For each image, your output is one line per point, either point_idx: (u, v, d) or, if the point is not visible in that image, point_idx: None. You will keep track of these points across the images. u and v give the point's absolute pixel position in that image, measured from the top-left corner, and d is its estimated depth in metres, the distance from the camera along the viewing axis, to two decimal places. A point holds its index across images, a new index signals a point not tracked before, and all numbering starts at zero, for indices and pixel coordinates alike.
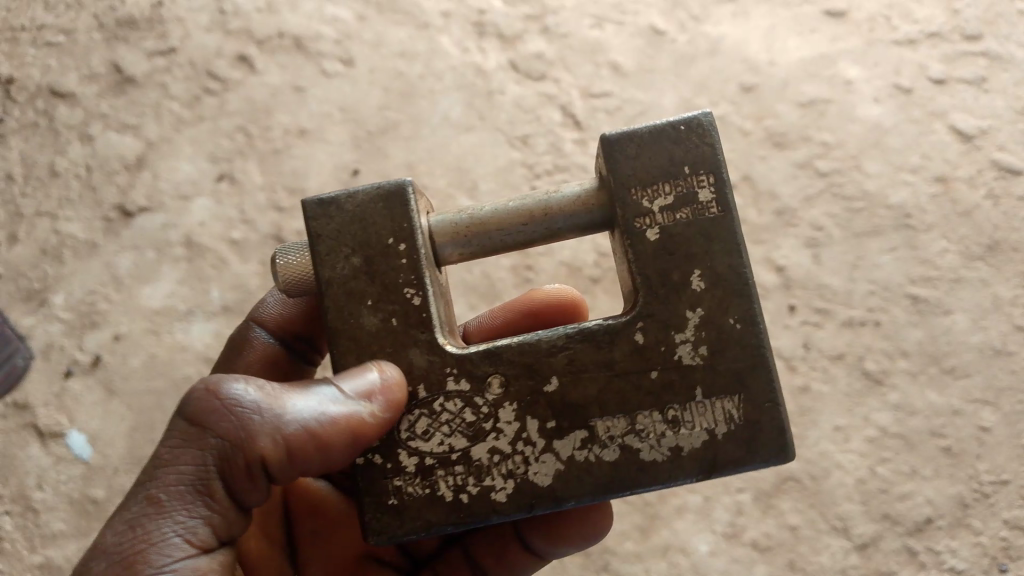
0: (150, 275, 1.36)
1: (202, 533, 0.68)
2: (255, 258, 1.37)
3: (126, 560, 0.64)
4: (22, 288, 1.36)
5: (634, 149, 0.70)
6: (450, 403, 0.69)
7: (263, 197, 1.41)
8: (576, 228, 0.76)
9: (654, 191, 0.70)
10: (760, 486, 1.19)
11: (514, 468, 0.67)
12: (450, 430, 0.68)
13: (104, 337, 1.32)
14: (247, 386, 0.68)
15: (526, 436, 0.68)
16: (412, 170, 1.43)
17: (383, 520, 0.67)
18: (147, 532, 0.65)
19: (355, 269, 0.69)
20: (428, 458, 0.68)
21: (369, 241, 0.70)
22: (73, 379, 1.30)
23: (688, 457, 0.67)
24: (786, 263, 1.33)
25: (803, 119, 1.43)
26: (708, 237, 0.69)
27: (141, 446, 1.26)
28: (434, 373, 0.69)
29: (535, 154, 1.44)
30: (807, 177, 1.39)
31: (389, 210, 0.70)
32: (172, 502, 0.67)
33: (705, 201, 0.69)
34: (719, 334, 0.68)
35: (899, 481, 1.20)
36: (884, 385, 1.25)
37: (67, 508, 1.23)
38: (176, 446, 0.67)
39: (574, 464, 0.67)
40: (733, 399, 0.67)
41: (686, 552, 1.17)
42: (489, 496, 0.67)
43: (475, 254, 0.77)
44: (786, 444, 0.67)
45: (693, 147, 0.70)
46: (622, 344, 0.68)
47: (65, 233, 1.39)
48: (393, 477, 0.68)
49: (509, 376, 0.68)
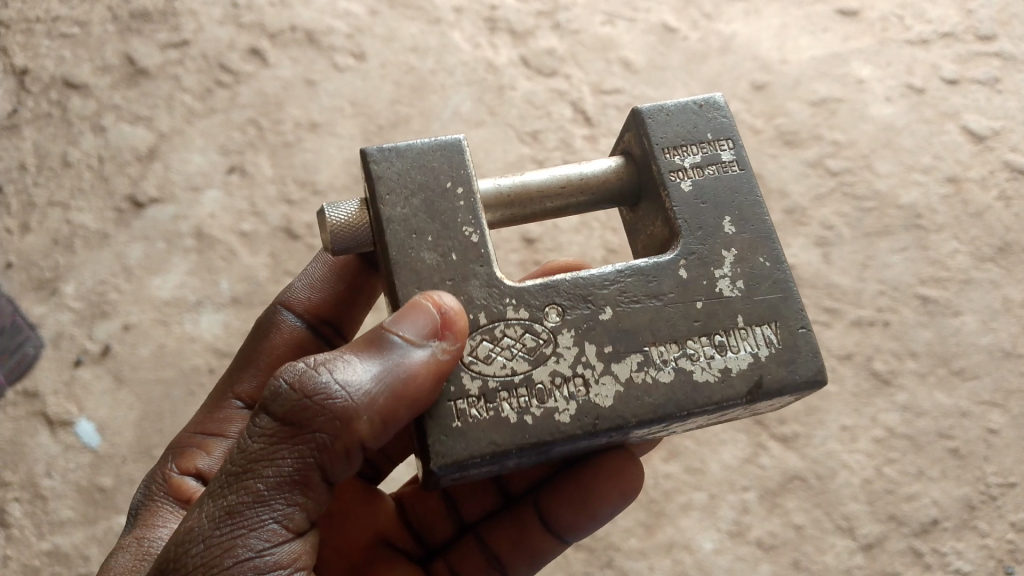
0: (160, 266, 1.37)
1: (297, 516, 0.63)
2: (264, 251, 1.38)
3: (225, 548, 0.59)
4: (33, 277, 1.36)
5: (663, 116, 0.75)
6: (510, 329, 0.67)
7: (274, 189, 1.42)
8: (609, 197, 0.79)
9: (683, 151, 0.74)
10: (765, 485, 1.19)
11: (576, 390, 0.65)
12: (510, 354, 0.66)
13: (114, 326, 1.33)
14: (332, 368, 0.61)
15: (585, 360, 0.66)
16: None
17: (449, 441, 0.64)
18: (247, 521, 0.60)
19: (416, 209, 0.69)
20: (492, 382, 0.66)
21: (428, 183, 0.70)
22: (83, 367, 1.30)
23: (737, 378, 0.67)
24: (795, 262, 1.32)
25: (814, 118, 1.43)
26: (734, 188, 0.72)
27: (148, 436, 1.26)
28: (493, 302, 0.68)
29: (545, 149, 1.43)
30: (817, 176, 1.39)
31: (448, 157, 0.71)
32: (271, 492, 0.61)
33: (728, 161, 0.74)
34: (753, 272, 0.70)
35: (906, 482, 1.19)
36: (892, 386, 1.24)
37: (75, 496, 1.24)
38: (269, 437, 0.61)
39: (633, 386, 0.66)
40: (771, 325, 0.68)
41: (691, 549, 1.16)
42: (553, 417, 0.65)
43: (513, 219, 0.78)
44: (822, 369, 0.68)
45: (714, 117, 0.75)
46: (669, 277, 0.69)
47: (77, 223, 1.40)
48: (455, 398, 0.65)
49: (565, 305, 0.68)
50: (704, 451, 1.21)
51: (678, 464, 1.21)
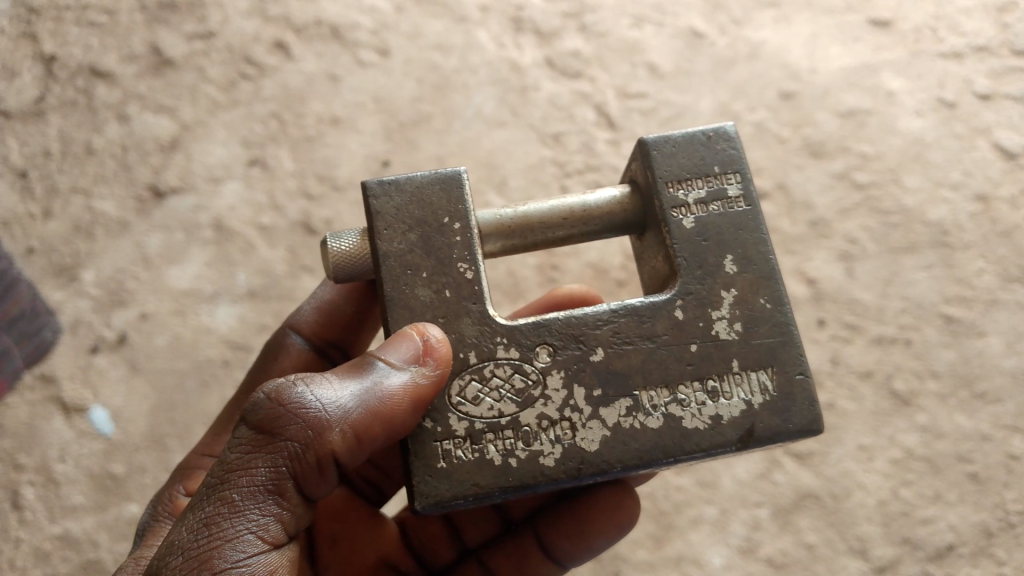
0: (178, 257, 1.37)
1: (273, 529, 0.64)
2: (282, 246, 1.38)
3: (202, 557, 0.60)
4: (54, 262, 1.37)
5: (670, 148, 0.73)
6: (500, 369, 0.68)
7: (293, 183, 1.42)
8: (612, 227, 0.79)
9: (688, 185, 0.73)
10: (778, 502, 1.18)
11: (562, 434, 0.67)
12: (499, 395, 0.67)
13: (131, 315, 1.33)
14: (309, 384, 0.65)
15: (573, 403, 0.67)
16: (442, 163, 1.41)
17: (434, 483, 0.66)
18: (222, 530, 0.61)
19: (412, 245, 0.70)
20: (479, 423, 0.67)
21: (426, 219, 0.71)
22: (99, 354, 1.31)
23: (728, 425, 0.67)
24: (817, 275, 1.30)
25: (842, 129, 1.41)
26: (738, 227, 0.71)
27: (161, 426, 1.27)
28: (484, 341, 0.69)
29: (566, 153, 1.42)
30: (843, 189, 1.36)
31: (447, 192, 0.71)
32: (246, 502, 0.63)
33: (734, 196, 0.72)
34: (752, 314, 0.69)
35: (922, 505, 1.17)
36: (912, 406, 1.22)
37: (87, 482, 1.24)
38: (244, 450, 0.63)
39: (620, 431, 0.67)
40: (767, 371, 0.68)
41: (699, 564, 1.15)
42: (538, 461, 0.66)
43: (516, 247, 0.78)
44: (818, 417, 0.68)
45: (721, 150, 0.74)
46: (663, 319, 0.69)
47: (98, 211, 1.41)
48: (441, 439, 0.67)
49: (557, 346, 0.68)
50: (717, 464, 1.19)
51: (690, 477, 1.19)
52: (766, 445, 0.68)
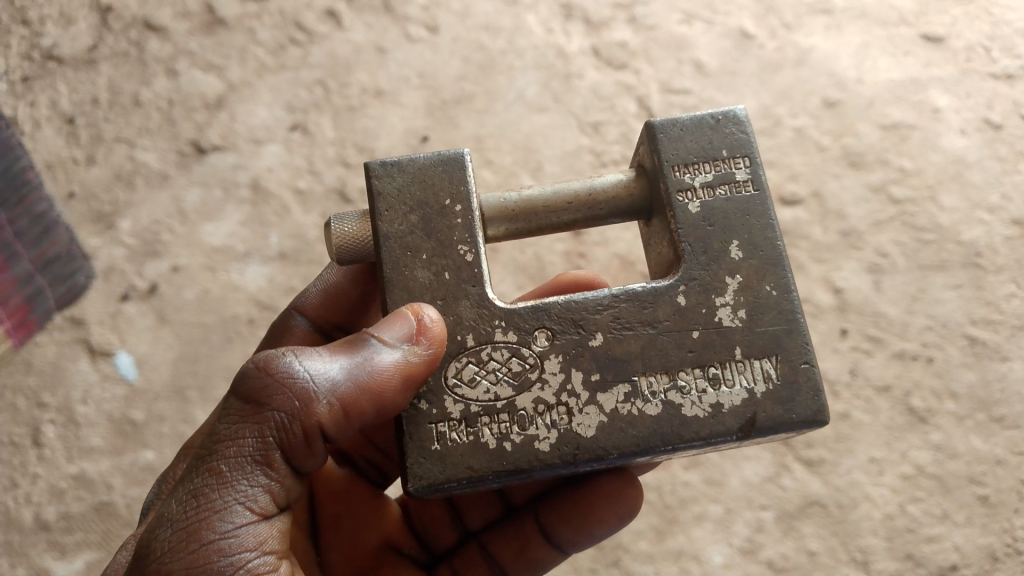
0: (214, 213, 1.40)
1: (262, 500, 0.66)
2: (317, 211, 1.39)
3: (191, 529, 0.63)
4: (93, 209, 1.40)
5: (677, 131, 0.75)
6: (497, 353, 0.70)
7: (333, 151, 1.43)
8: (615, 213, 0.80)
9: (695, 169, 0.74)
10: (783, 506, 1.18)
11: (557, 418, 0.68)
12: (495, 378, 0.69)
13: (163, 266, 1.36)
14: (298, 358, 0.67)
15: (570, 388, 0.69)
16: (479, 144, 1.43)
17: (427, 464, 0.68)
18: (210, 502, 0.64)
19: (413, 226, 0.72)
20: (474, 406, 0.69)
21: (428, 200, 0.73)
22: (129, 302, 1.34)
23: (728, 414, 0.68)
24: (844, 285, 1.30)
25: (883, 141, 1.40)
26: (745, 213, 0.73)
27: (183, 377, 1.29)
28: (482, 324, 0.71)
29: (604, 142, 1.42)
30: (879, 202, 1.35)
31: (449, 174, 0.74)
32: (233, 472, 0.65)
33: (742, 180, 0.73)
34: (757, 300, 0.70)
35: (928, 523, 1.17)
36: (927, 424, 1.22)
37: (108, 426, 1.27)
38: (233, 420, 0.66)
39: (617, 417, 0.68)
40: (771, 359, 0.69)
41: (700, 561, 1.16)
42: (533, 445, 0.68)
43: (522, 231, 0.80)
44: (823, 407, 0.68)
45: (729, 133, 0.75)
46: (665, 306, 0.70)
47: (140, 162, 1.44)
48: (436, 421, 0.69)
49: (555, 330, 0.70)
50: (726, 464, 1.20)
51: (698, 474, 1.20)
52: (769, 435, 0.68)
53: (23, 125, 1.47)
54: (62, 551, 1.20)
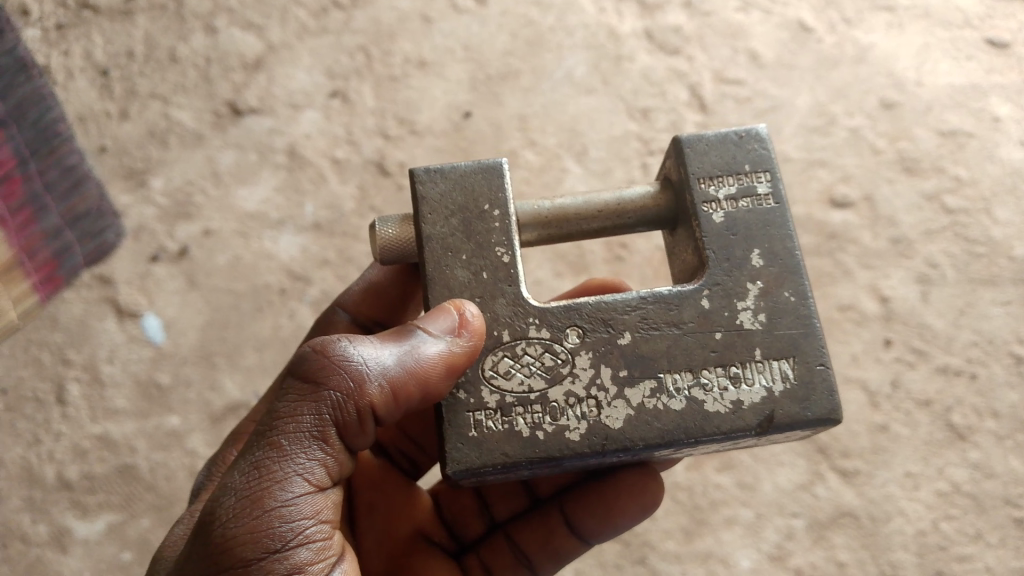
0: (248, 177, 1.37)
1: (320, 474, 0.64)
2: (354, 182, 1.35)
3: (253, 497, 0.60)
4: (125, 165, 1.37)
5: (703, 146, 0.72)
6: (530, 348, 0.67)
7: (373, 121, 1.40)
8: (643, 223, 0.77)
9: (720, 182, 0.72)
10: (815, 515, 1.16)
11: (587, 411, 0.66)
12: (529, 370, 0.67)
13: (195, 229, 1.33)
14: (352, 342, 0.65)
15: (600, 382, 0.66)
16: (522, 123, 1.39)
17: (464, 449, 0.65)
18: (271, 472, 0.61)
19: (454, 228, 0.70)
20: (508, 396, 0.66)
21: (468, 205, 0.71)
22: (159, 264, 1.31)
23: (748, 410, 0.65)
24: (891, 294, 1.28)
25: (939, 148, 1.36)
26: (764, 224, 0.70)
27: (211, 343, 1.27)
28: (516, 321, 0.68)
29: (653, 130, 1.38)
30: (932, 210, 1.32)
31: (489, 181, 0.71)
32: (293, 445, 0.63)
33: (763, 194, 0.71)
34: (776, 305, 0.68)
35: (960, 542, 1.15)
36: (966, 442, 1.19)
37: (132, 388, 1.25)
38: (291, 398, 0.64)
39: (643, 411, 0.65)
40: (789, 360, 0.66)
41: (727, 564, 1.14)
42: (563, 435, 0.65)
43: (552, 239, 0.77)
44: (837, 406, 0.66)
45: (751, 149, 0.72)
46: (689, 309, 0.68)
47: (175, 120, 1.40)
48: (473, 410, 0.66)
49: (586, 328, 0.68)
50: (760, 468, 1.19)
51: (730, 477, 1.18)
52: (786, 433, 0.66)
53: (56, 74, 1.43)
54: (82, 512, 1.19)
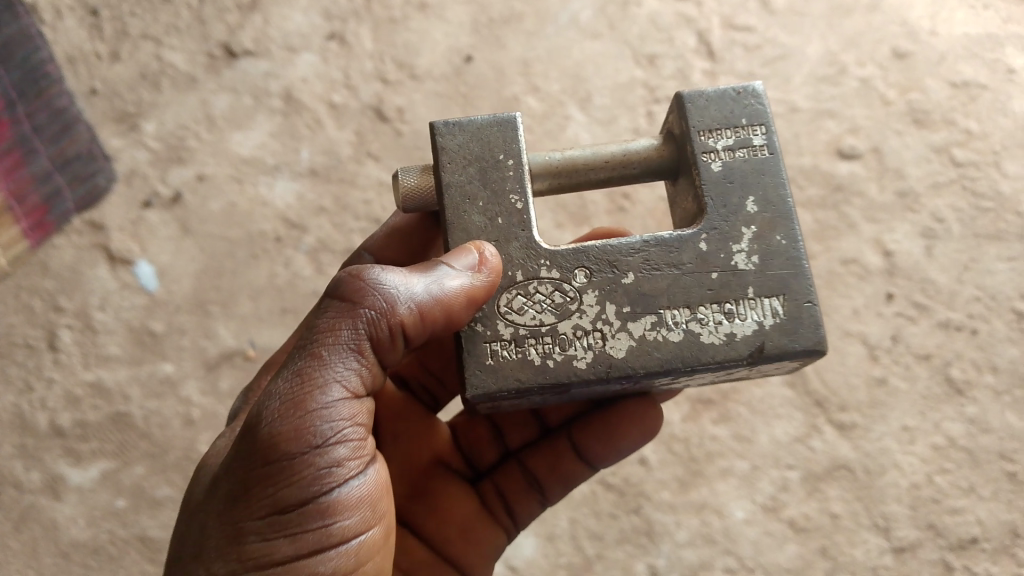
0: (243, 121, 1.33)
1: (355, 387, 0.65)
2: (351, 128, 1.32)
3: (295, 402, 0.62)
4: (116, 108, 1.34)
5: (703, 102, 0.72)
6: (540, 285, 0.68)
7: (371, 65, 1.36)
8: (650, 173, 0.77)
9: (717, 135, 0.71)
10: (810, 468, 1.17)
11: (592, 342, 0.66)
12: (540, 306, 0.67)
13: (188, 174, 1.31)
14: (385, 270, 0.67)
15: (605, 316, 0.66)
16: (525, 69, 1.35)
17: (479, 376, 0.65)
18: (311, 380, 0.63)
19: (471, 177, 0.70)
20: (522, 329, 0.67)
21: (483, 156, 0.70)
22: (152, 210, 1.29)
23: (741, 342, 0.66)
24: (895, 248, 1.27)
25: (951, 100, 1.33)
26: (759, 173, 0.70)
27: (205, 291, 1.25)
28: (528, 262, 0.68)
29: (658, 77, 1.35)
30: (940, 163, 1.30)
31: (505, 134, 0.71)
32: (331, 356, 0.64)
33: (758, 146, 0.70)
34: (769, 248, 0.68)
35: (953, 495, 1.15)
36: (964, 397, 1.19)
37: (126, 336, 1.24)
38: (330, 315, 0.65)
39: (644, 343, 0.66)
40: (779, 296, 0.66)
41: (721, 514, 1.15)
42: (571, 364, 0.65)
43: (560, 191, 0.76)
44: (823, 339, 0.66)
45: (746, 104, 0.72)
46: (688, 250, 0.68)
47: (167, 62, 1.36)
48: (489, 340, 0.66)
49: (593, 269, 0.68)
50: (757, 421, 1.19)
51: (727, 429, 1.18)
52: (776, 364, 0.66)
53: (43, 11, 1.38)
54: (77, 459, 1.19)
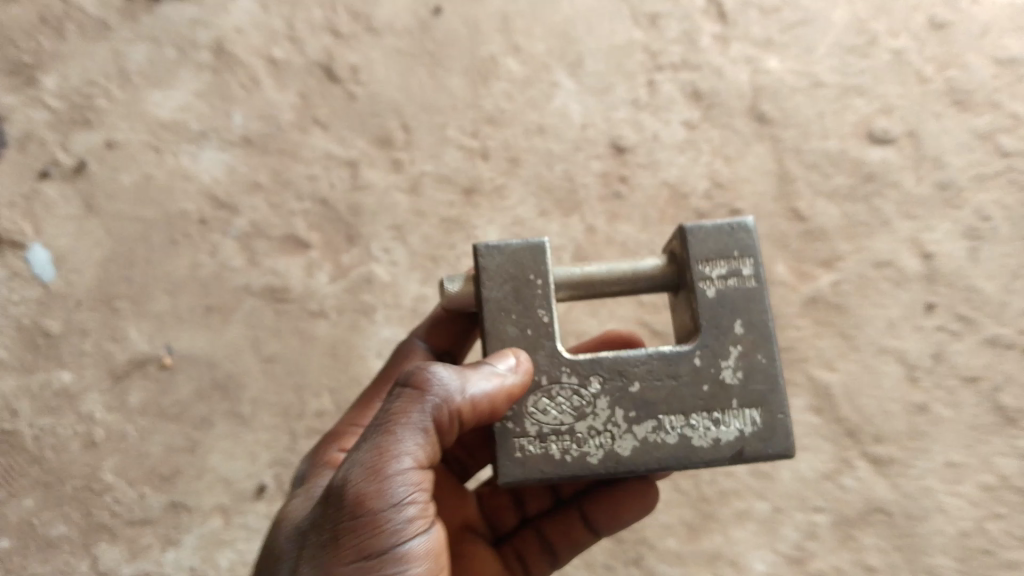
0: (165, 77, 1.10)
1: (424, 470, 0.60)
2: (295, 89, 1.10)
3: (374, 470, 0.58)
4: (9, 58, 1.10)
5: (701, 235, 0.64)
6: (562, 391, 0.63)
7: (320, 14, 1.13)
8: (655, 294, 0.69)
9: (713, 266, 0.64)
10: (842, 511, 0.98)
11: (604, 442, 0.61)
12: (560, 407, 0.62)
13: (97, 140, 1.08)
14: (444, 367, 0.61)
15: (615, 420, 0.62)
16: (504, 24, 1.12)
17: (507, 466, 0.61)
18: (386, 452, 0.59)
19: (501, 300, 0.63)
20: (546, 425, 0.62)
21: (514, 278, 0.64)
22: (49, 182, 1.06)
23: (727, 450, 0.61)
24: (935, 250, 1.07)
25: (997, 79, 1.13)
26: (746, 304, 0.63)
27: (113, 284, 1.02)
28: (550, 370, 0.63)
29: (661, 40, 1.13)
30: (983, 151, 1.10)
31: (540, 264, 0.64)
32: (404, 433, 0.59)
33: (745, 277, 0.64)
34: (754, 369, 0.62)
35: (1008, 546, 0.97)
36: (1017, 428, 1.00)
37: (13, 336, 1.00)
38: (400, 398, 0.61)
39: (646, 445, 0.61)
40: (760, 408, 0.61)
41: (737, 568, 0.95)
42: (584, 463, 0.61)
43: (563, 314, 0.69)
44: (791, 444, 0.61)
45: (736, 239, 0.64)
46: (685, 364, 0.62)
47: (73, 4, 1.13)
48: (519, 436, 0.62)
49: (604, 378, 0.62)
50: (779, 454, 0.99)
51: (743, 463, 0.99)
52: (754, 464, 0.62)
53: None
54: None
